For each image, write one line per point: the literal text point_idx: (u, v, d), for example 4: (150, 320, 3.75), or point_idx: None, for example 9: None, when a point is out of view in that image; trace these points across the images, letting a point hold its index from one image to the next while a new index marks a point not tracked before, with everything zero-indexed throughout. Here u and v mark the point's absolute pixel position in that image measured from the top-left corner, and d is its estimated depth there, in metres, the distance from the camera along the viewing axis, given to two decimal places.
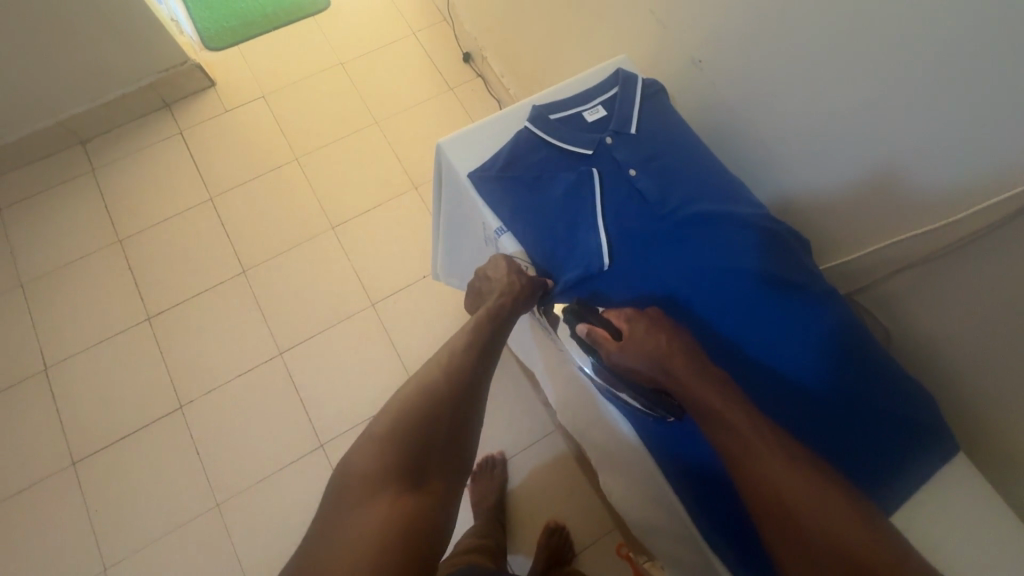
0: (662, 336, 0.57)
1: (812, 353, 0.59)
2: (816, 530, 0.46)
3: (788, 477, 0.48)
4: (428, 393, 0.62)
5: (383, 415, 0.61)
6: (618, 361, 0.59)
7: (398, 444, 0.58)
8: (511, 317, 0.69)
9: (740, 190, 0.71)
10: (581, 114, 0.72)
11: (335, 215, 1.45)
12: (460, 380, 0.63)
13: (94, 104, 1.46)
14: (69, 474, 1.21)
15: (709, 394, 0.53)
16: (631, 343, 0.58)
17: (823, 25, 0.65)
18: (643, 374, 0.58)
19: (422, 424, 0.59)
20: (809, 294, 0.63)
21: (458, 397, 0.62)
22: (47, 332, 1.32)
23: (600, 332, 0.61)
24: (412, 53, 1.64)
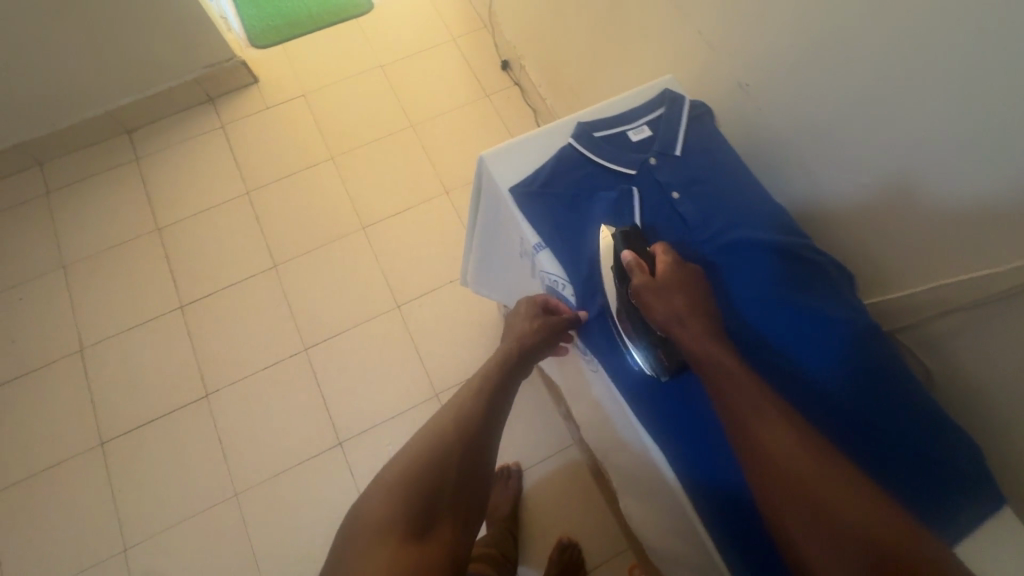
0: (688, 299, 0.57)
1: (858, 398, 0.56)
2: (820, 495, 0.43)
3: (793, 447, 0.46)
4: (443, 433, 0.61)
5: (396, 457, 0.61)
6: (644, 293, 0.58)
7: (407, 490, 0.57)
8: (536, 357, 0.72)
9: (787, 221, 0.69)
10: (626, 133, 0.72)
11: (366, 215, 1.47)
12: (479, 418, 0.63)
13: (141, 96, 1.51)
14: (97, 453, 1.24)
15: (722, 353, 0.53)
16: (664, 280, 0.59)
17: (883, 58, 0.63)
18: (661, 319, 0.57)
19: (437, 466, 0.58)
20: (858, 334, 0.60)
21: (475, 436, 0.62)
22: (85, 313, 1.37)
23: (638, 263, 0.60)
24: (451, 58, 1.65)
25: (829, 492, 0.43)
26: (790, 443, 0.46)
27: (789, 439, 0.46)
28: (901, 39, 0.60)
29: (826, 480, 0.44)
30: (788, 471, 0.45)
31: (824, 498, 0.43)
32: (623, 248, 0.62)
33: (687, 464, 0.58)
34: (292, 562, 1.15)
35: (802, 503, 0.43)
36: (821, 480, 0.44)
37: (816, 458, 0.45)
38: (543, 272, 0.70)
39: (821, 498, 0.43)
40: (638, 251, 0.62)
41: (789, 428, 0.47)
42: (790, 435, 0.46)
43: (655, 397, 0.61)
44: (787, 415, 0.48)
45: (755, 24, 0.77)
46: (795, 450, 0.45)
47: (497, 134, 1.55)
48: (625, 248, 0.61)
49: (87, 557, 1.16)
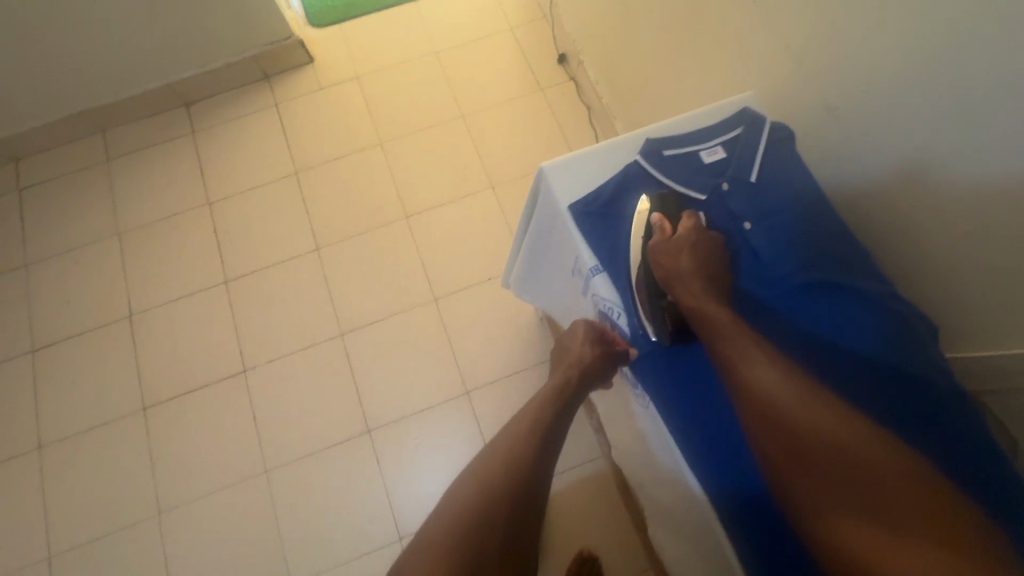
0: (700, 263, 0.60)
1: (940, 472, 0.51)
2: (806, 430, 0.49)
3: (782, 389, 0.51)
4: (486, 486, 0.60)
5: (438, 518, 0.60)
6: (660, 252, 0.62)
7: (452, 541, 0.56)
8: (586, 390, 0.71)
9: (868, 264, 0.64)
10: (699, 153, 0.68)
11: (411, 205, 1.46)
12: (524, 465, 0.61)
13: (200, 70, 1.53)
14: (139, 418, 1.29)
15: (719, 311, 0.58)
16: (683, 241, 0.62)
17: (998, 96, 0.56)
18: (672, 280, 0.61)
19: (479, 528, 0.57)
20: (943, 398, 0.55)
21: (520, 489, 0.60)
22: (136, 281, 1.41)
23: (663, 225, 0.63)
24: (507, 48, 1.61)
25: (817, 426, 0.49)
26: (780, 387, 0.51)
27: (781, 386, 0.51)
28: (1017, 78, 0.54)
29: (811, 415, 0.49)
30: (780, 416, 0.50)
31: (813, 432, 0.48)
32: (654, 210, 0.65)
33: (736, 520, 0.55)
34: (315, 544, 1.17)
35: (795, 438, 0.49)
36: (806, 416, 0.49)
37: (804, 397, 0.50)
38: (597, 295, 0.67)
39: (807, 432, 0.49)
40: (667, 211, 0.65)
41: (778, 372, 0.52)
42: (780, 379, 0.52)
43: (711, 443, 0.58)
44: (778, 362, 0.53)
45: (851, 43, 0.71)
46: (788, 395, 0.51)
47: (549, 131, 1.51)
48: (654, 211, 0.65)
49: (124, 516, 1.21)
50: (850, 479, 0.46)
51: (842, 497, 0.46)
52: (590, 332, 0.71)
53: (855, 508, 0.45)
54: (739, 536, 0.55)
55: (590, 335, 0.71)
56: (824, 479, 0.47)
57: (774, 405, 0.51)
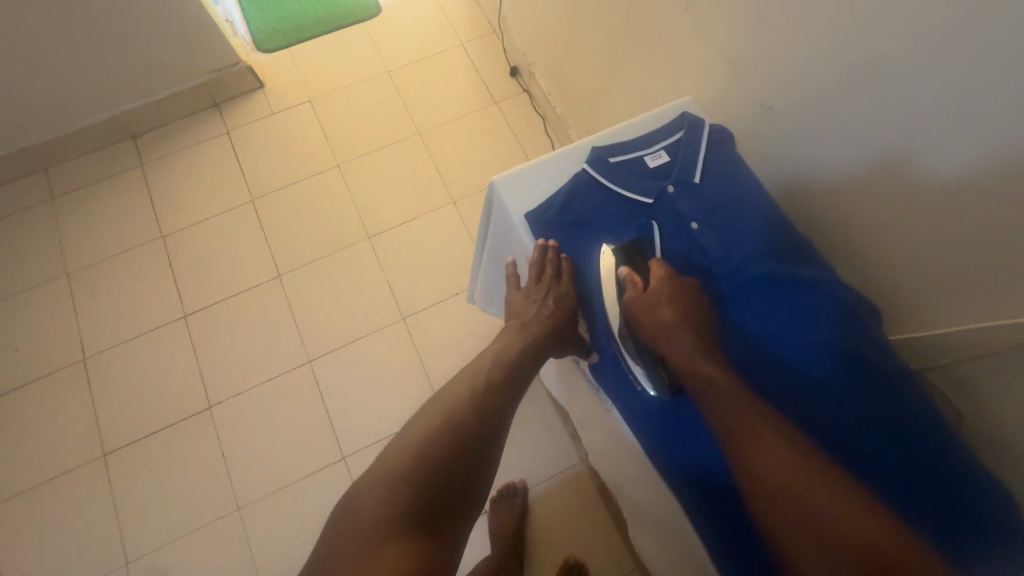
0: (681, 309, 0.59)
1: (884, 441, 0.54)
2: (790, 499, 0.47)
3: (766, 449, 0.49)
4: (422, 443, 0.59)
5: (371, 496, 0.55)
6: (637, 306, 0.61)
7: (416, 452, 0.58)
8: (546, 333, 0.68)
9: (809, 253, 0.67)
10: (644, 159, 0.70)
11: (372, 225, 1.45)
12: (467, 431, 0.60)
13: (146, 101, 1.49)
14: (100, 465, 1.23)
15: (709, 368, 0.55)
16: (654, 292, 0.61)
17: (908, 93, 0.61)
18: (655, 330, 0.59)
19: (424, 496, 0.55)
20: (888, 377, 0.57)
21: (464, 457, 0.58)
22: (88, 323, 1.35)
23: (632, 278, 0.62)
24: (459, 63, 1.62)
25: (810, 495, 0.46)
26: (768, 452, 0.49)
27: (769, 451, 0.49)
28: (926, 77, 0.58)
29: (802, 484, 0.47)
30: (765, 481, 0.48)
31: (803, 505, 0.46)
32: (621, 264, 0.64)
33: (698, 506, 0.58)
34: None
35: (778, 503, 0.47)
36: (793, 480, 0.47)
37: (795, 466, 0.48)
38: None
39: (796, 498, 0.46)
40: (634, 264, 0.64)
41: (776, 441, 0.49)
42: (769, 445, 0.49)
43: (672, 439, 0.60)
44: (765, 420, 0.51)
45: (778, 44, 0.74)
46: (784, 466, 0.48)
47: (506, 143, 1.52)
48: (620, 266, 0.64)
49: (89, 570, 1.15)
50: (835, 548, 0.44)
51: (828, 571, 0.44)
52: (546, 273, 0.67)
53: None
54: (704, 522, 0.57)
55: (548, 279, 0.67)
56: (804, 547, 0.45)
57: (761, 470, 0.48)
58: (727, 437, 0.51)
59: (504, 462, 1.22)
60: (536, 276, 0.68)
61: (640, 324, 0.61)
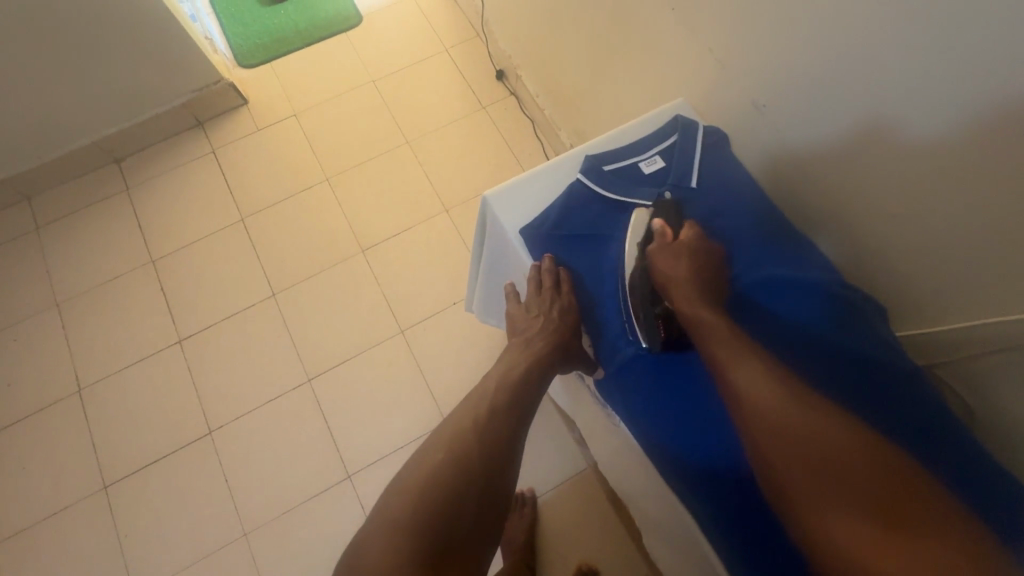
0: (694, 262, 0.60)
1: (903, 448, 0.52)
2: (782, 430, 0.47)
3: (768, 387, 0.49)
4: (436, 469, 0.57)
5: (370, 550, 0.53)
6: (657, 255, 0.61)
7: (432, 477, 0.57)
8: (554, 354, 0.66)
9: (811, 255, 0.66)
10: (638, 165, 0.69)
11: (365, 238, 1.43)
12: (467, 469, 0.57)
13: (128, 124, 1.47)
14: (100, 498, 1.21)
15: (714, 318, 0.56)
16: (675, 245, 0.61)
17: (901, 87, 0.60)
18: (665, 279, 0.60)
19: (439, 525, 0.54)
20: (901, 379, 0.56)
21: (464, 498, 0.56)
22: (81, 353, 1.33)
23: (663, 228, 0.63)
24: (444, 70, 1.61)
25: (801, 427, 0.47)
26: (769, 391, 0.49)
27: (771, 389, 0.49)
28: (920, 68, 0.57)
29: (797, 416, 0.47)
30: (766, 416, 0.48)
31: (803, 436, 0.46)
32: (656, 217, 0.64)
33: (714, 525, 0.55)
34: None
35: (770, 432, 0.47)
36: (793, 414, 0.47)
37: (797, 404, 0.48)
38: None
39: (796, 430, 0.47)
40: (667, 218, 0.64)
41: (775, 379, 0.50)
42: (771, 384, 0.50)
43: (682, 456, 0.58)
44: (767, 363, 0.52)
45: (767, 41, 0.73)
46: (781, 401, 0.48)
47: (496, 148, 1.51)
48: (655, 217, 0.64)
49: None
50: (822, 477, 0.44)
51: (825, 496, 0.43)
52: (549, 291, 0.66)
53: (840, 506, 0.43)
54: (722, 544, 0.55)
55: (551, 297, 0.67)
56: (802, 478, 0.45)
57: (762, 408, 0.48)
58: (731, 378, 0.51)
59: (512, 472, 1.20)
60: (535, 289, 0.67)
61: (651, 273, 0.61)
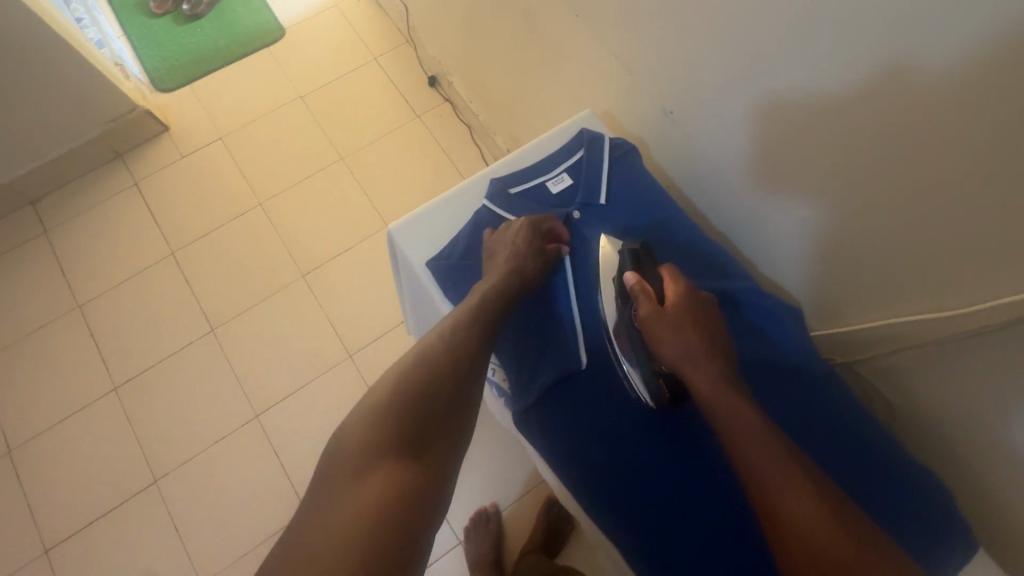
0: (699, 331, 0.56)
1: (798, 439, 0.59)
2: (821, 544, 0.45)
3: (798, 493, 0.47)
4: (415, 373, 0.58)
5: (355, 433, 0.54)
6: (654, 323, 0.57)
7: (412, 375, 0.58)
8: (526, 279, 0.65)
9: (722, 260, 0.69)
10: (546, 184, 0.73)
11: (305, 262, 1.38)
12: (440, 379, 0.58)
13: (38, 163, 1.38)
14: (42, 563, 1.14)
15: (730, 398, 0.52)
16: (673, 311, 0.58)
17: (802, 91, 0.60)
18: (670, 350, 0.56)
19: (414, 420, 0.55)
20: (796, 374, 0.62)
21: (439, 411, 0.57)
22: (8, 412, 1.25)
23: (645, 288, 0.59)
24: (375, 80, 1.56)
25: (835, 549, 0.44)
26: (800, 498, 0.47)
27: (801, 497, 0.47)
28: (818, 71, 0.57)
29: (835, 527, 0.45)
30: (797, 527, 0.46)
31: (837, 559, 0.44)
32: (627, 271, 0.62)
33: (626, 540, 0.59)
34: None
35: (803, 545, 0.45)
36: (826, 533, 0.45)
37: (828, 514, 0.46)
38: None
39: (833, 553, 0.44)
40: (643, 271, 0.62)
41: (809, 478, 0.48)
42: (799, 490, 0.47)
43: (598, 479, 0.61)
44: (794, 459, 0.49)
45: (673, 46, 0.72)
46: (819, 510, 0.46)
47: (434, 157, 1.47)
48: (627, 270, 0.62)
49: None
50: None
51: None
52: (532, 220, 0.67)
53: None
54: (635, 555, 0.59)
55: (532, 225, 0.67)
56: None
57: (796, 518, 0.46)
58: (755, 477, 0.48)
59: (473, 489, 1.18)
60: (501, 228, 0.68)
61: (652, 340, 0.58)
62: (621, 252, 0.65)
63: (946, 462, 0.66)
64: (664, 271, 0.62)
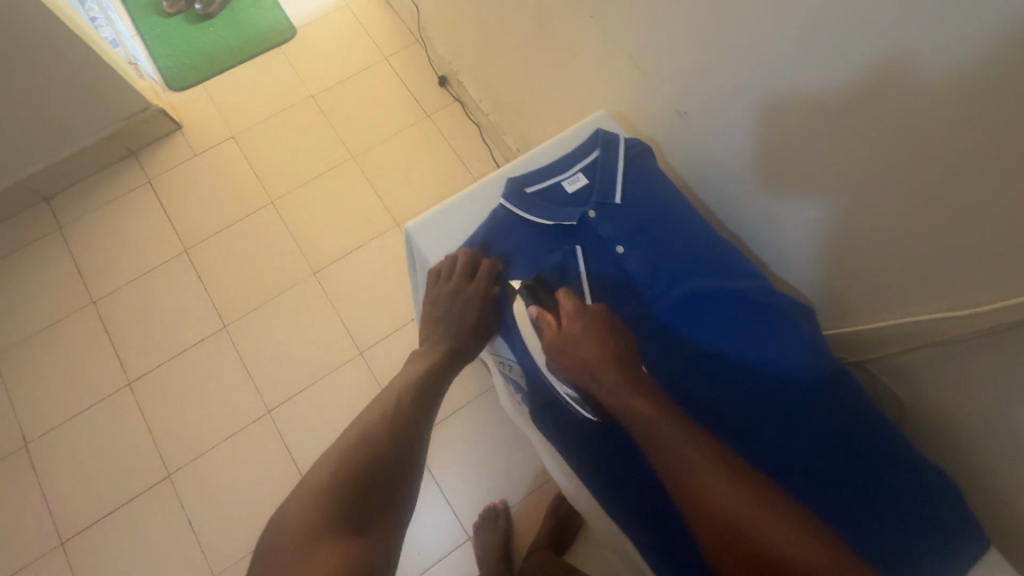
0: (596, 342, 0.60)
1: (812, 439, 0.59)
2: (731, 518, 0.49)
3: (710, 482, 0.50)
4: (358, 445, 0.63)
5: (297, 513, 0.56)
6: (558, 349, 0.62)
7: (355, 447, 0.63)
8: (472, 322, 0.73)
9: (735, 259, 0.70)
10: (562, 183, 0.74)
11: (315, 259, 1.39)
12: (383, 445, 0.64)
13: (54, 160, 1.40)
14: (58, 555, 1.16)
15: (635, 402, 0.55)
16: (567, 332, 0.62)
17: (816, 93, 0.60)
18: (574, 373, 0.60)
19: (355, 491, 0.59)
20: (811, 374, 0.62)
21: (381, 476, 0.61)
22: (24, 405, 1.27)
23: (545, 319, 0.65)
24: (385, 79, 1.57)
25: (754, 528, 0.48)
26: (712, 488, 0.50)
27: (713, 486, 0.50)
28: (833, 73, 0.58)
29: (744, 505, 0.49)
30: (715, 518, 0.49)
31: (756, 539, 0.48)
32: (531, 304, 0.67)
33: (642, 532, 0.62)
34: None
35: (723, 524, 0.49)
36: (739, 514, 0.49)
37: (741, 495, 0.49)
38: (502, 355, 0.77)
39: (751, 532, 0.48)
40: (542, 301, 0.67)
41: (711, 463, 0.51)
42: (712, 478, 0.50)
43: (613, 475, 0.64)
44: (703, 448, 0.52)
45: (687, 48, 0.72)
46: (728, 490, 0.49)
47: (444, 156, 1.48)
48: (532, 305, 0.67)
49: None
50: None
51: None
52: (464, 265, 0.71)
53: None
54: (652, 546, 0.62)
55: (467, 269, 0.72)
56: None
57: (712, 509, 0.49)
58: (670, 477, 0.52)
59: (482, 485, 1.19)
60: (447, 273, 0.72)
61: (563, 363, 0.62)
62: (524, 292, 0.68)
63: (956, 460, 0.67)
64: (562, 293, 0.65)
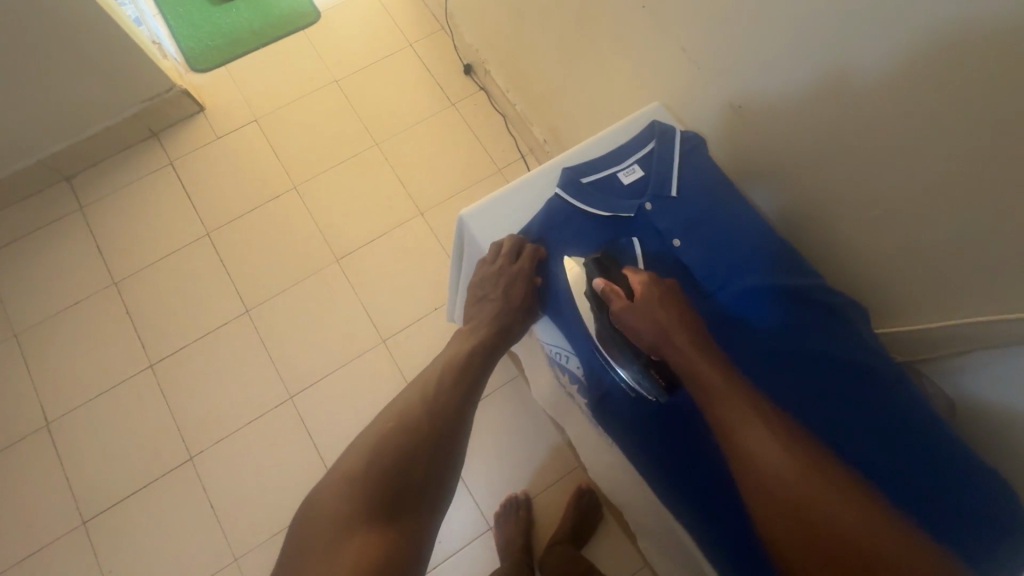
0: (667, 311, 0.57)
1: (881, 439, 0.58)
2: (792, 493, 0.45)
3: (779, 457, 0.47)
4: (398, 430, 0.63)
5: (332, 499, 0.58)
6: (625, 316, 0.60)
7: (396, 433, 0.63)
8: (516, 304, 0.73)
9: (792, 254, 0.70)
10: (618, 175, 0.74)
11: (339, 247, 1.38)
12: (422, 428, 0.64)
13: (76, 140, 1.39)
14: (79, 535, 1.16)
15: (706, 370, 0.53)
16: (640, 300, 0.59)
17: (884, 91, 0.59)
18: (644, 336, 0.58)
19: (391, 483, 0.59)
20: (874, 371, 0.61)
21: (418, 468, 0.61)
22: (45, 385, 1.27)
23: (612, 289, 0.62)
24: (410, 66, 1.55)
25: (824, 514, 0.44)
26: (783, 465, 0.46)
27: (781, 459, 0.46)
28: (903, 72, 0.57)
29: (797, 480, 0.46)
30: (786, 495, 0.45)
31: (826, 524, 0.44)
32: (595, 276, 0.64)
33: (706, 530, 0.61)
34: None
35: (766, 489, 0.46)
36: (812, 495, 0.45)
37: (812, 476, 0.46)
38: (547, 344, 0.76)
39: (822, 517, 0.44)
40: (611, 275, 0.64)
41: (774, 431, 0.48)
42: (781, 454, 0.47)
43: (673, 472, 0.63)
44: (776, 424, 0.49)
45: (747, 40, 0.71)
46: (785, 463, 0.46)
47: (469, 145, 1.47)
48: (595, 276, 0.64)
49: None
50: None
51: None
52: (508, 249, 0.72)
53: None
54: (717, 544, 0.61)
55: (510, 253, 0.72)
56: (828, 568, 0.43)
57: (780, 484, 0.46)
58: (738, 448, 0.49)
59: (505, 476, 1.19)
60: (492, 257, 0.73)
61: (629, 330, 0.60)
62: (587, 264, 0.66)
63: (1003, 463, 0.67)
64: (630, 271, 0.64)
